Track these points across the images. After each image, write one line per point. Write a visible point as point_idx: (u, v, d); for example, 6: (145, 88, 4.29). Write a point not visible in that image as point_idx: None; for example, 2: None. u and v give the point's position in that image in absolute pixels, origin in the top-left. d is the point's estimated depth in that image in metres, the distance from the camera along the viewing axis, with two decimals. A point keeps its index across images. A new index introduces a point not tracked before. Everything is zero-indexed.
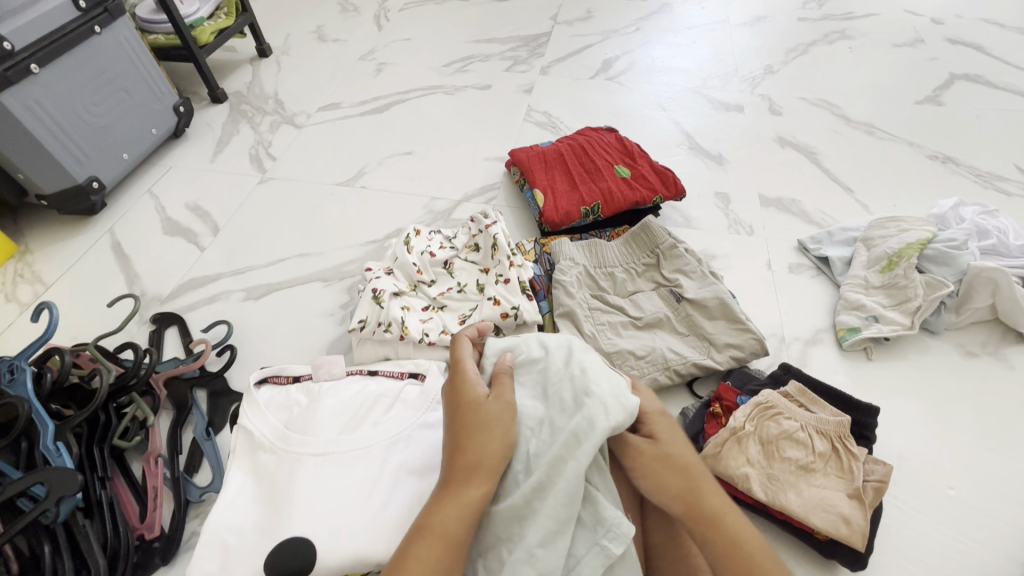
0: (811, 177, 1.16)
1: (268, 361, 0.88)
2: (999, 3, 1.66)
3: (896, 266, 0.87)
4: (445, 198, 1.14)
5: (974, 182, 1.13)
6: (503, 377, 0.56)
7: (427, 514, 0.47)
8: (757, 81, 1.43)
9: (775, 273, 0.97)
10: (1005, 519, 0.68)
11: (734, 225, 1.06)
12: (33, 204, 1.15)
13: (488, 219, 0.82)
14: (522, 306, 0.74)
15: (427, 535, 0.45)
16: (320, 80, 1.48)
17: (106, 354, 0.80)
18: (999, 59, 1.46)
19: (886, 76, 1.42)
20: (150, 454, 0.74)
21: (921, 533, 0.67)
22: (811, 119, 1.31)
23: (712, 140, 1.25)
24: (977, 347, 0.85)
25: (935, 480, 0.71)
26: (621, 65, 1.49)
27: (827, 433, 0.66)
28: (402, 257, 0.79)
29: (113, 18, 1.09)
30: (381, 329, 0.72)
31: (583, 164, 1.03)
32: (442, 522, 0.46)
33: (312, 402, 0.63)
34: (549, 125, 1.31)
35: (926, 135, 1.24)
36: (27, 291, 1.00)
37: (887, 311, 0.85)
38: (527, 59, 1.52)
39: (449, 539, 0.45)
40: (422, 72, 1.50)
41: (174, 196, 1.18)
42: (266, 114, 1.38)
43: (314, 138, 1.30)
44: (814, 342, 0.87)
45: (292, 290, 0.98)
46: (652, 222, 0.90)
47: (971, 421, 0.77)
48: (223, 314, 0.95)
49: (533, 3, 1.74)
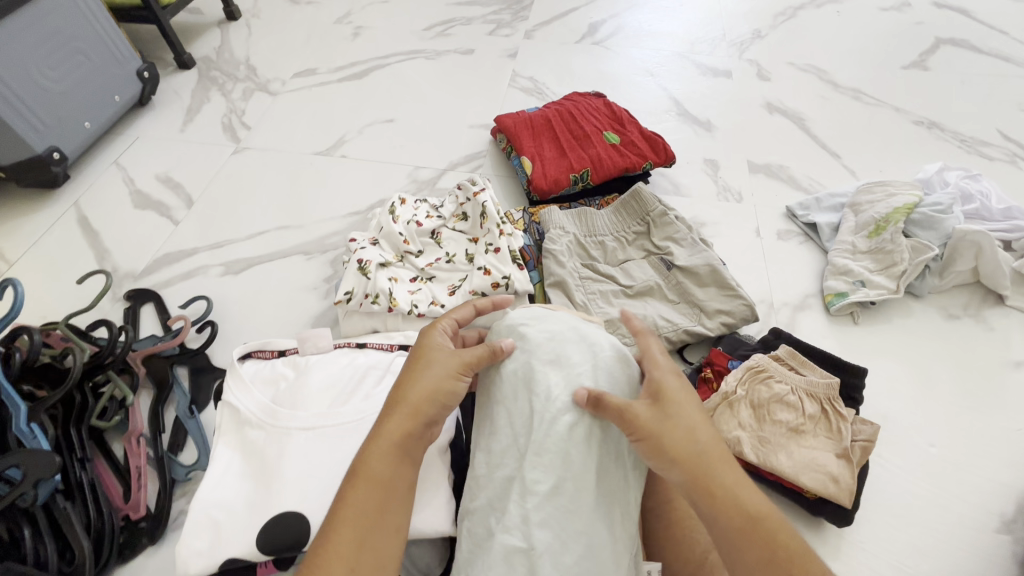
0: (800, 144, 1.15)
1: (251, 337, 0.85)
2: None
3: (884, 231, 0.87)
4: (430, 167, 1.10)
5: (959, 147, 1.14)
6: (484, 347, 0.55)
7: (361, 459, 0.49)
8: (745, 46, 1.40)
9: (764, 239, 0.97)
10: (983, 474, 0.70)
11: (723, 192, 1.05)
12: None
13: (476, 187, 0.79)
14: (513, 276, 0.72)
15: (363, 479, 0.47)
16: (294, 45, 1.41)
17: (79, 333, 0.77)
18: (983, 24, 1.45)
19: (874, 41, 1.40)
20: (131, 434, 0.71)
21: (904, 490, 0.69)
22: (799, 84, 1.29)
23: (700, 107, 1.23)
24: (959, 309, 0.86)
25: (919, 440, 0.73)
26: (607, 29, 1.45)
27: (817, 396, 0.67)
28: (387, 227, 0.77)
29: None
30: (368, 301, 0.70)
31: (571, 130, 1.00)
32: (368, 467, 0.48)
33: (299, 376, 0.62)
34: (535, 91, 1.27)
35: (912, 100, 1.24)
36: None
37: (873, 276, 0.86)
38: (510, 22, 1.47)
39: (375, 479, 0.47)
40: (401, 36, 1.43)
41: (143, 167, 1.12)
42: (237, 80, 1.31)
43: (289, 106, 1.25)
44: (802, 307, 0.87)
45: (273, 264, 0.95)
46: (642, 190, 0.88)
47: (953, 380, 0.79)
48: (201, 290, 0.92)
49: None
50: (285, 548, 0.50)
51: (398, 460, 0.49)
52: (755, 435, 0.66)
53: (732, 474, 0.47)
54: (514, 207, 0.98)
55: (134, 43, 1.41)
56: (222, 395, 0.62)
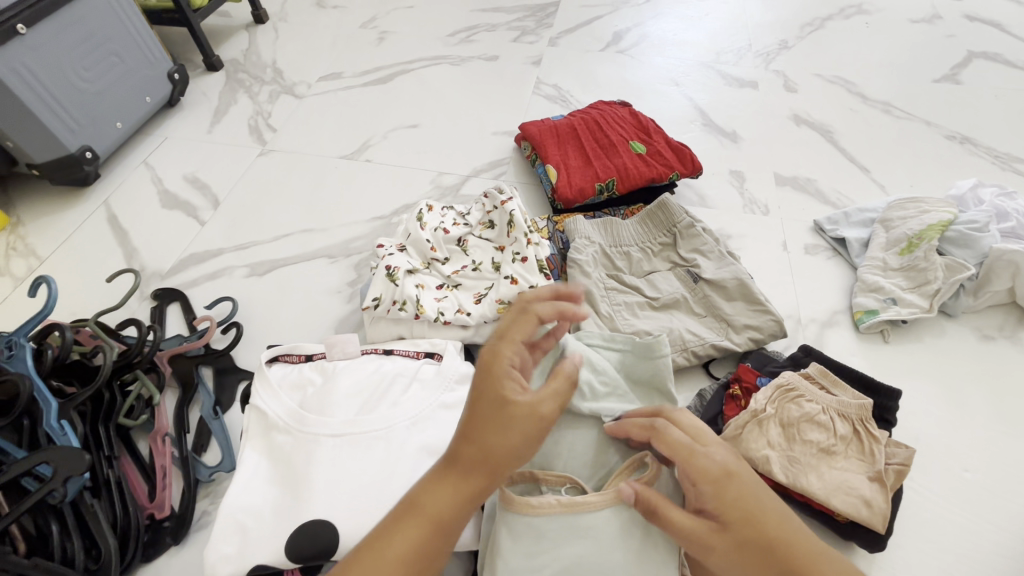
0: (827, 156, 1.13)
1: (275, 340, 0.86)
2: None
3: (916, 248, 0.85)
4: (453, 173, 1.10)
5: (992, 163, 1.11)
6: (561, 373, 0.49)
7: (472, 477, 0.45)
8: (771, 56, 1.38)
9: (791, 254, 0.95)
10: (1019, 502, 0.68)
11: (749, 204, 1.04)
12: (21, 174, 1.11)
13: (504, 195, 0.79)
14: (540, 286, 0.71)
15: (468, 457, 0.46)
16: (320, 49, 1.42)
17: (108, 331, 0.78)
18: (1016, 37, 1.42)
19: (904, 53, 1.38)
20: (157, 433, 0.72)
21: (937, 515, 0.67)
22: (826, 96, 1.27)
23: (726, 117, 1.22)
24: (993, 330, 0.84)
25: (952, 463, 0.71)
26: (631, 38, 1.44)
27: (849, 417, 0.65)
28: (414, 234, 0.77)
29: None
30: (395, 308, 0.70)
31: (597, 139, 1.00)
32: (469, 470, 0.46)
33: (326, 382, 0.62)
34: (559, 98, 1.27)
35: (943, 114, 1.22)
36: (20, 265, 0.96)
37: (905, 293, 0.84)
38: (535, 30, 1.47)
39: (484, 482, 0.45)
40: (426, 42, 1.44)
41: (171, 168, 1.13)
42: (264, 83, 1.33)
43: (315, 110, 1.26)
44: (830, 324, 0.86)
45: (297, 267, 0.95)
46: (669, 200, 0.88)
47: (988, 403, 0.77)
48: (227, 291, 0.92)
49: None
50: (315, 558, 0.50)
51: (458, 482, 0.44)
52: (782, 453, 0.64)
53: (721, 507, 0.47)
54: (538, 215, 0.98)
55: (164, 44, 1.44)
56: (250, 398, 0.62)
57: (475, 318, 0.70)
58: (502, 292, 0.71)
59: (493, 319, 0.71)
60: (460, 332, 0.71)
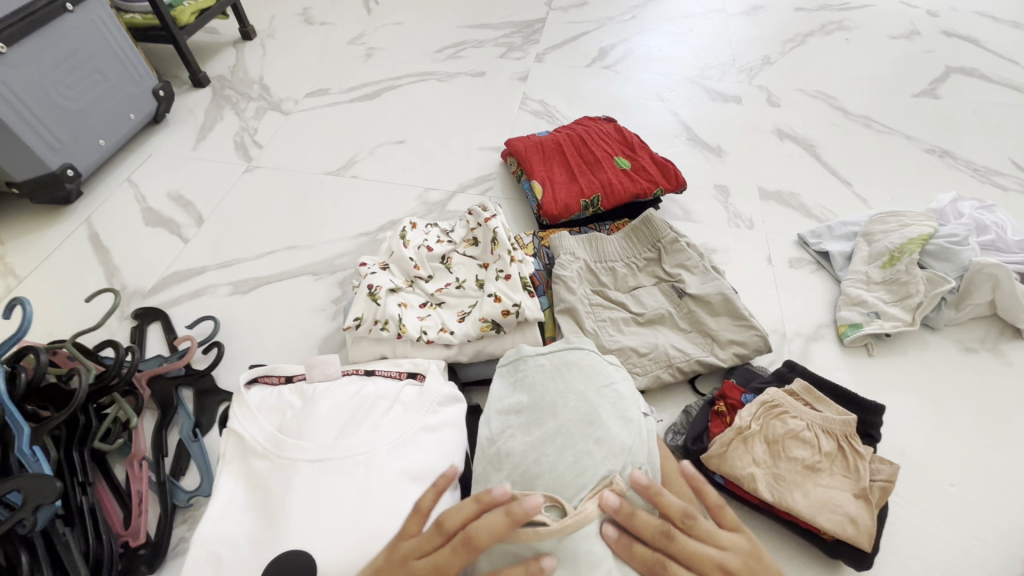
0: (811, 171, 1.15)
1: (257, 359, 0.85)
2: None
3: (898, 261, 0.86)
4: (440, 189, 1.10)
5: (971, 176, 1.13)
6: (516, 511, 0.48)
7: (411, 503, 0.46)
8: (755, 72, 1.41)
9: (776, 267, 0.96)
10: (1006, 517, 0.68)
11: (734, 218, 1.04)
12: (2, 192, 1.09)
13: (488, 212, 0.79)
14: (523, 303, 0.70)
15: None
16: (307, 66, 1.43)
17: (85, 353, 0.76)
18: (993, 53, 1.46)
19: (884, 68, 1.41)
20: (134, 457, 0.70)
21: (924, 531, 0.67)
22: (809, 111, 1.29)
23: (711, 132, 1.23)
24: (976, 343, 0.85)
25: (937, 478, 0.71)
26: (617, 54, 1.46)
27: (834, 433, 0.65)
28: (398, 252, 0.76)
29: None
30: (377, 328, 0.69)
31: (582, 155, 1.00)
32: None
33: (306, 405, 0.61)
34: (545, 114, 1.28)
35: (923, 128, 1.24)
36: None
37: (888, 307, 0.84)
38: (521, 46, 1.48)
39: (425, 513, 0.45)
40: (413, 58, 1.45)
41: (155, 185, 1.12)
42: (251, 99, 1.33)
43: (302, 126, 1.26)
44: (815, 338, 0.86)
45: (281, 284, 0.94)
46: (653, 216, 0.88)
47: (971, 417, 0.77)
48: (209, 310, 0.91)
49: None
50: None
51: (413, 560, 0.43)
52: (767, 471, 0.64)
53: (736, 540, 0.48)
54: (524, 231, 0.98)
55: (151, 61, 1.44)
56: (228, 422, 0.61)
57: (458, 337, 0.70)
58: (485, 311, 0.71)
59: (476, 338, 0.71)
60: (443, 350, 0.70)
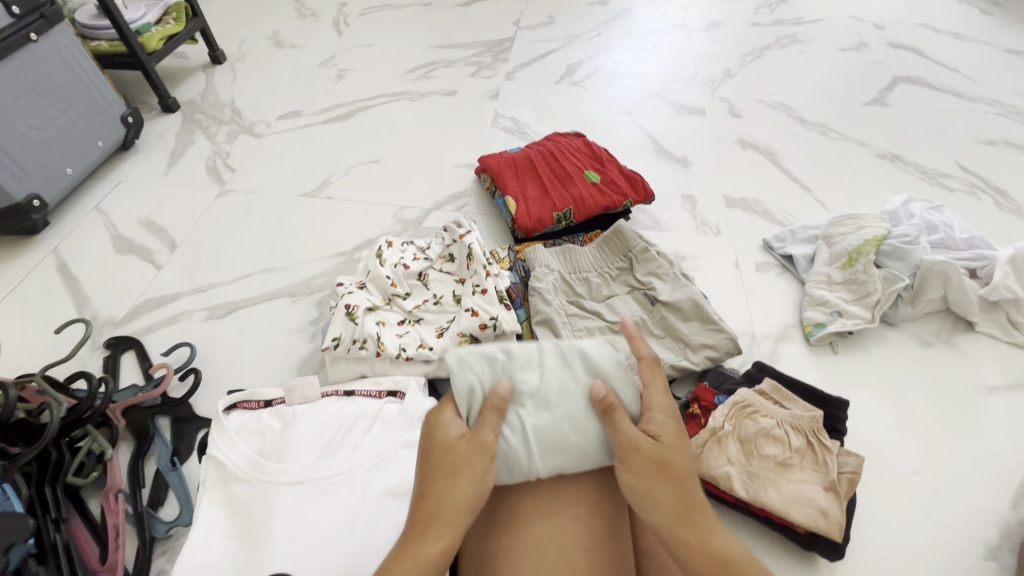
0: (772, 178, 1.20)
1: (236, 384, 0.84)
2: (932, 8, 1.76)
3: (856, 262, 0.91)
4: (415, 207, 1.12)
5: (920, 178, 1.20)
6: (492, 409, 0.54)
7: (425, 494, 0.48)
8: (716, 85, 1.46)
9: (743, 272, 0.99)
10: (966, 501, 0.71)
11: (702, 226, 1.08)
12: None
13: (462, 228, 0.80)
14: (500, 317, 0.72)
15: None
16: (279, 88, 1.43)
17: (57, 386, 0.75)
18: (935, 62, 1.54)
19: (836, 79, 1.48)
20: (110, 490, 0.69)
21: (891, 519, 0.69)
22: (768, 121, 1.35)
23: (677, 144, 1.28)
24: (932, 336, 0.89)
25: (902, 466, 0.74)
26: (584, 70, 1.50)
27: (802, 429, 0.68)
28: (374, 271, 0.77)
29: (50, 25, 1.02)
30: (356, 347, 0.70)
31: (553, 170, 1.03)
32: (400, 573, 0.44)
33: (286, 427, 0.61)
34: (516, 130, 1.31)
35: (875, 135, 1.31)
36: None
37: (849, 306, 0.88)
38: (492, 65, 1.52)
39: (461, 517, 0.47)
40: (385, 78, 1.47)
41: (125, 212, 1.11)
42: (222, 123, 1.33)
43: (275, 148, 1.26)
44: (783, 338, 0.89)
45: (257, 308, 0.94)
46: (623, 227, 0.91)
47: (931, 407, 0.81)
48: (184, 336, 0.90)
49: (495, 9, 1.73)
50: None
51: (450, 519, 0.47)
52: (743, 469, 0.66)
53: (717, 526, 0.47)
54: (500, 246, 1.00)
55: (118, 87, 1.43)
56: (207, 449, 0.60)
57: (437, 352, 0.71)
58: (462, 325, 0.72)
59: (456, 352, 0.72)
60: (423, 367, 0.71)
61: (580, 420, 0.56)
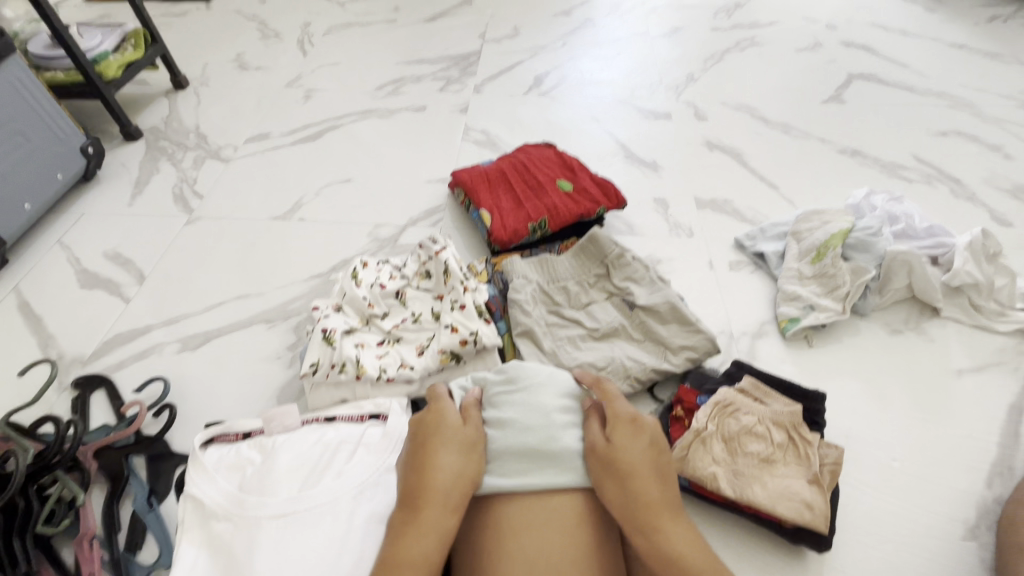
0: (740, 177, 1.22)
1: (213, 416, 0.82)
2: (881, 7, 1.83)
3: (825, 256, 0.93)
4: (390, 225, 1.11)
5: (880, 171, 1.24)
6: (472, 405, 0.64)
7: (423, 470, 0.54)
8: (681, 89, 1.50)
9: (718, 271, 1.01)
10: (944, 483, 0.73)
11: (675, 228, 1.10)
12: None
13: (437, 245, 0.80)
14: (480, 331, 0.71)
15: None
16: (245, 111, 1.42)
17: (23, 431, 0.72)
18: (887, 59, 1.61)
19: (795, 79, 1.53)
20: (83, 537, 0.66)
21: (875, 507, 0.71)
22: (733, 123, 1.39)
23: (645, 148, 1.30)
24: (901, 324, 0.92)
25: (881, 454, 0.76)
26: (552, 80, 1.52)
27: (783, 424, 0.69)
28: (350, 293, 0.76)
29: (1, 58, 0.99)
30: (335, 371, 0.69)
31: (526, 181, 1.04)
32: (410, 556, 0.47)
33: (266, 459, 0.59)
34: (488, 142, 1.32)
35: (835, 131, 1.35)
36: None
37: (821, 299, 0.91)
38: (459, 78, 1.52)
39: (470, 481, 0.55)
40: (353, 97, 1.46)
41: (89, 245, 1.08)
42: (188, 149, 1.30)
43: (244, 172, 1.24)
44: (760, 335, 0.91)
45: (232, 336, 0.92)
46: (599, 232, 0.90)
47: (905, 393, 0.83)
48: (157, 370, 0.88)
49: (461, 23, 1.74)
50: None
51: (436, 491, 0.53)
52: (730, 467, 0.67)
53: (671, 523, 0.50)
54: (477, 259, 1.00)
55: (78, 117, 1.39)
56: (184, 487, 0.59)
57: (418, 372, 0.70)
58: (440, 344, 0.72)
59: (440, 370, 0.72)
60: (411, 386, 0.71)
61: (558, 434, 0.60)
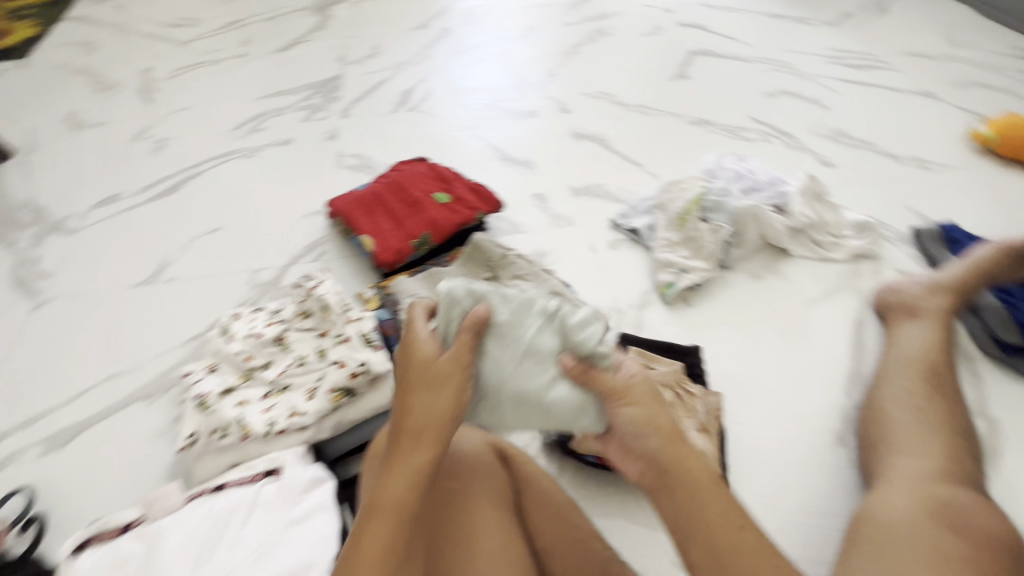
0: (608, 161, 1.30)
1: (100, 514, 0.75)
2: None
3: (687, 223, 1.02)
4: (270, 267, 1.06)
5: (726, 137, 1.37)
6: (472, 323, 0.59)
7: (399, 438, 0.52)
8: (543, 87, 1.56)
9: (600, 253, 1.07)
10: (812, 402, 0.84)
11: (556, 220, 1.15)
12: None
13: (312, 282, 0.78)
14: (369, 361, 0.71)
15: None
16: (85, 174, 1.29)
17: None
18: (720, 34, 1.77)
19: (644, 62, 1.64)
20: None
21: (760, 438, 0.79)
22: (596, 111, 1.47)
23: (518, 146, 1.35)
24: (762, 269, 1.02)
25: (760, 389, 0.85)
26: (418, 95, 1.52)
27: (669, 383, 0.74)
28: (223, 351, 0.73)
29: None
30: (217, 437, 0.67)
31: (402, 201, 1.03)
32: (365, 567, 0.47)
33: (151, 547, 0.56)
34: (362, 166, 1.30)
35: (685, 106, 1.47)
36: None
37: (691, 262, 0.99)
38: (323, 105, 1.49)
39: (445, 432, 0.52)
40: (209, 141, 1.38)
41: None
42: (21, 228, 1.16)
43: (95, 241, 1.13)
44: (645, 304, 0.97)
45: (106, 422, 0.84)
46: (479, 240, 0.93)
47: (772, 330, 0.93)
48: (21, 480, 0.78)
49: (317, 47, 1.68)
50: None
51: (417, 477, 0.51)
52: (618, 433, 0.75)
53: (687, 453, 0.48)
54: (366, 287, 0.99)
55: None
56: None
57: (311, 416, 0.68)
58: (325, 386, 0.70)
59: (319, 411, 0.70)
60: (287, 434, 0.68)
61: None
